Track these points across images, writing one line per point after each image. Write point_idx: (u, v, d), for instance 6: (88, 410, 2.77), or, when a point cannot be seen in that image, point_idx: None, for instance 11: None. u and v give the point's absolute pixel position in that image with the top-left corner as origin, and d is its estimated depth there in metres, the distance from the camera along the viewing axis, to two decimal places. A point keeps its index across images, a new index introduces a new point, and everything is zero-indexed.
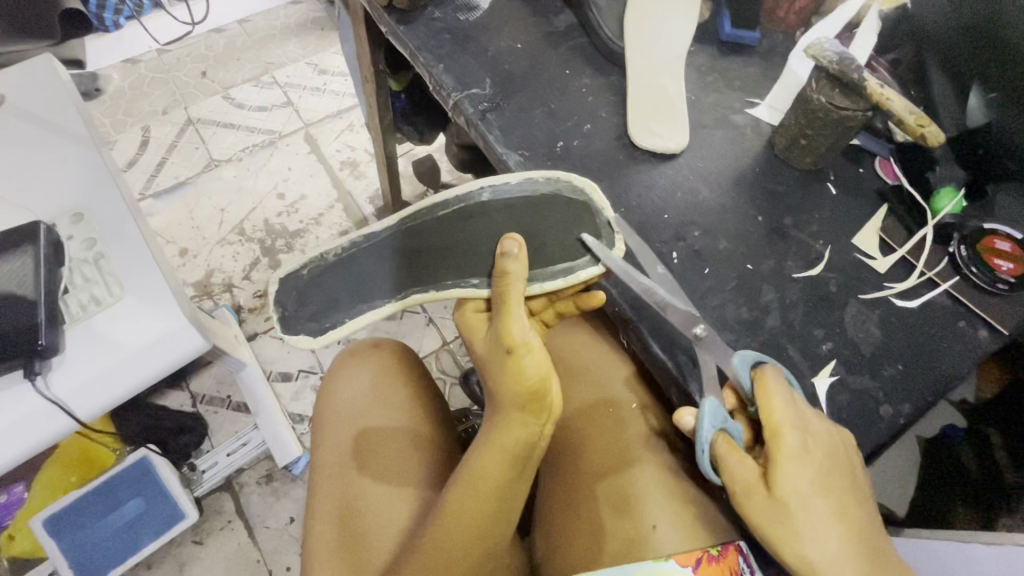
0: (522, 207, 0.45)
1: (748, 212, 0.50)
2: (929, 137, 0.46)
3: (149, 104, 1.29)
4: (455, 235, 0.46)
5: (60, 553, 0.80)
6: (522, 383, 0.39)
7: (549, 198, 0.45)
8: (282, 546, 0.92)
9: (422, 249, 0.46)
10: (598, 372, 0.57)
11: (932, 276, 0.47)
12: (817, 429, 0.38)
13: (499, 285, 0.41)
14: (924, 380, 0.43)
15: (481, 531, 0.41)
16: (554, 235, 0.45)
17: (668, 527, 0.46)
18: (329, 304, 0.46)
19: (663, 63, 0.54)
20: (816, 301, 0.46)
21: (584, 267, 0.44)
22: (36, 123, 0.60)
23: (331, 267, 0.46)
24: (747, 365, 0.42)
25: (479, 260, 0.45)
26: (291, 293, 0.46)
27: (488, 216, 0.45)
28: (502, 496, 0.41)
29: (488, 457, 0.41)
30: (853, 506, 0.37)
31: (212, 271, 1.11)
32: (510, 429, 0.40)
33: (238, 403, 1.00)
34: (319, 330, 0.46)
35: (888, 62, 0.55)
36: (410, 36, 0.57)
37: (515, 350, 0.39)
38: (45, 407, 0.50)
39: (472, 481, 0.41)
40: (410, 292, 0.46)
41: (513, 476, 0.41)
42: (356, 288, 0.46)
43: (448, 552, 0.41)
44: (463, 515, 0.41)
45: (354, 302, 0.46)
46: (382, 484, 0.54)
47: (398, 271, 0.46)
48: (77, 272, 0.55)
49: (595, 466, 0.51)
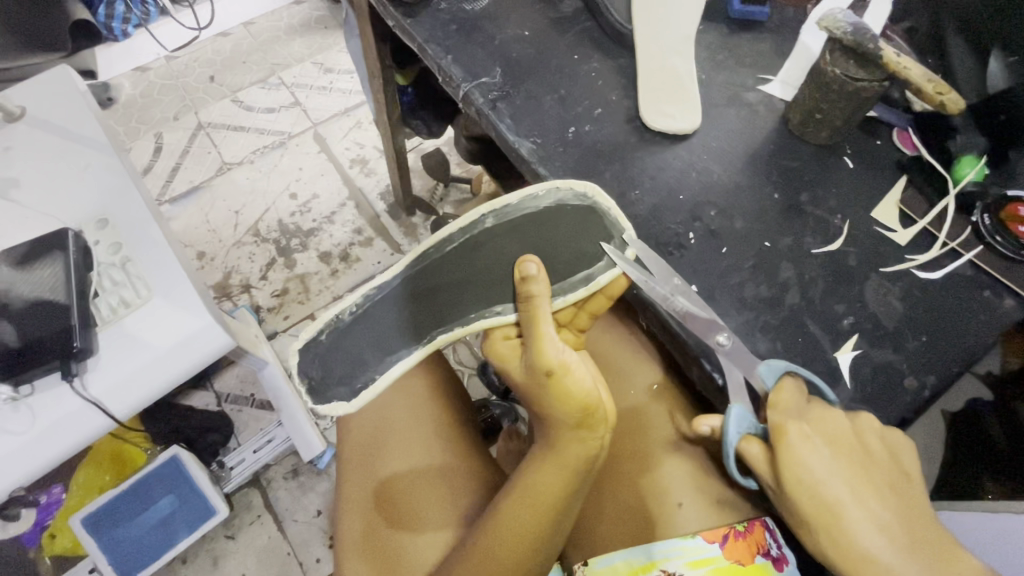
0: (526, 226, 0.44)
1: (763, 189, 0.49)
2: (948, 104, 0.44)
3: (160, 111, 1.31)
4: (469, 267, 0.44)
5: (100, 550, 0.83)
6: (569, 405, 0.39)
7: (553, 209, 0.44)
8: (312, 538, 0.94)
9: (437, 288, 0.45)
10: (625, 369, 0.56)
11: (955, 246, 0.46)
12: (830, 418, 0.38)
13: (529, 309, 0.40)
14: (948, 351, 0.43)
15: (537, 542, 0.41)
16: (566, 250, 0.44)
17: (692, 503, 0.47)
18: (357, 364, 0.46)
19: (672, 42, 0.54)
20: (836, 276, 0.46)
21: (602, 272, 0.44)
22: (57, 133, 0.61)
23: (352, 327, 0.45)
24: (774, 375, 0.41)
25: (499, 287, 0.44)
26: (315, 359, 0.46)
27: (497, 243, 0.44)
28: (560, 509, 0.41)
29: (548, 472, 0.41)
30: (881, 489, 0.36)
31: (230, 272, 1.13)
32: (567, 446, 0.40)
33: (262, 401, 1.03)
34: (353, 392, 0.46)
35: (903, 31, 0.54)
36: (418, 29, 0.57)
37: (555, 372, 0.38)
38: (83, 407, 0.52)
39: (528, 493, 0.41)
40: (433, 335, 0.46)
41: (572, 490, 0.41)
42: (379, 341, 0.46)
43: (506, 562, 0.41)
44: (522, 533, 0.40)
45: (381, 356, 0.46)
46: (420, 482, 0.55)
47: (417, 314, 0.45)
48: (104, 277, 0.56)
49: (629, 457, 0.51)
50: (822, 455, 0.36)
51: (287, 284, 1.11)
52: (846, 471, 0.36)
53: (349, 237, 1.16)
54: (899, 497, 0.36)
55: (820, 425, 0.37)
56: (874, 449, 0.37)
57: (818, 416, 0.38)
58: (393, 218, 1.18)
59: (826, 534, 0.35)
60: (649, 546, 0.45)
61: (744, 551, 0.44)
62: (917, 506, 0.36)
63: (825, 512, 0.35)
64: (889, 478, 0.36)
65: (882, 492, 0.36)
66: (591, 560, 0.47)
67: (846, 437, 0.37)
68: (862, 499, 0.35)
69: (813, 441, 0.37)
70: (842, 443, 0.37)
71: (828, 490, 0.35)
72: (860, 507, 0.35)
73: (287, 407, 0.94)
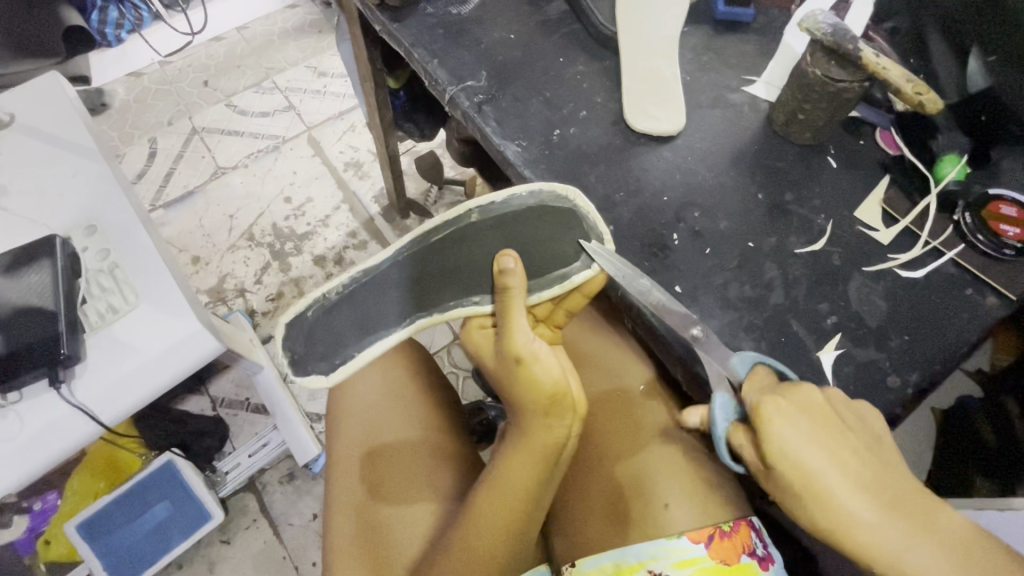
0: (509, 223, 0.44)
1: (748, 190, 0.50)
2: (926, 104, 0.44)
3: (154, 116, 1.31)
4: (451, 258, 0.45)
5: (95, 556, 0.83)
6: (537, 392, 0.39)
7: (536, 209, 0.44)
8: (307, 542, 0.94)
9: (420, 276, 0.45)
10: (609, 365, 0.57)
11: (937, 245, 0.47)
12: (801, 390, 0.37)
13: (504, 300, 0.41)
14: (931, 349, 0.43)
15: (512, 530, 0.41)
16: (545, 248, 0.44)
17: (677, 503, 0.47)
18: (337, 342, 0.46)
19: (657, 44, 0.54)
20: (820, 275, 0.46)
21: (578, 272, 0.44)
22: (46, 141, 0.61)
23: (337, 306, 0.45)
24: (746, 365, 0.41)
25: (480, 278, 0.45)
26: (299, 334, 0.46)
27: (480, 237, 0.44)
28: (533, 500, 0.41)
29: (521, 461, 0.41)
30: (858, 451, 0.35)
31: (225, 277, 1.13)
32: (536, 433, 0.41)
33: (256, 405, 1.03)
34: (332, 367, 0.46)
35: (886, 31, 0.54)
36: (404, 33, 0.57)
37: (524, 360, 0.39)
38: (71, 413, 0.52)
39: (501, 482, 0.41)
40: (415, 318, 0.46)
41: (545, 478, 0.41)
42: (361, 323, 0.46)
43: (481, 550, 0.41)
44: (495, 520, 0.41)
45: (361, 336, 0.46)
46: (403, 477, 0.55)
47: (400, 300, 0.45)
48: (93, 283, 0.56)
49: (610, 451, 0.51)
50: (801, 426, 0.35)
51: (281, 287, 1.12)
52: (825, 438, 0.35)
53: (343, 241, 1.16)
54: (877, 457, 0.35)
55: (795, 399, 0.37)
56: (845, 415, 0.36)
57: (792, 390, 0.37)
58: (387, 220, 1.18)
59: (810, 501, 0.34)
60: (633, 547, 0.45)
61: (730, 550, 0.44)
62: (893, 465, 0.35)
63: (809, 480, 0.34)
64: (864, 441, 0.35)
65: (860, 454, 0.35)
66: (578, 562, 0.47)
67: (819, 407, 0.36)
68: (843, 462, 0.34)
69: (790, 414, 0.36)
70: (818, 412, 0.36)
71: (808, 458, 0.34)
72: (840, 469, 0.34)
73: (281, 410, 0.94)
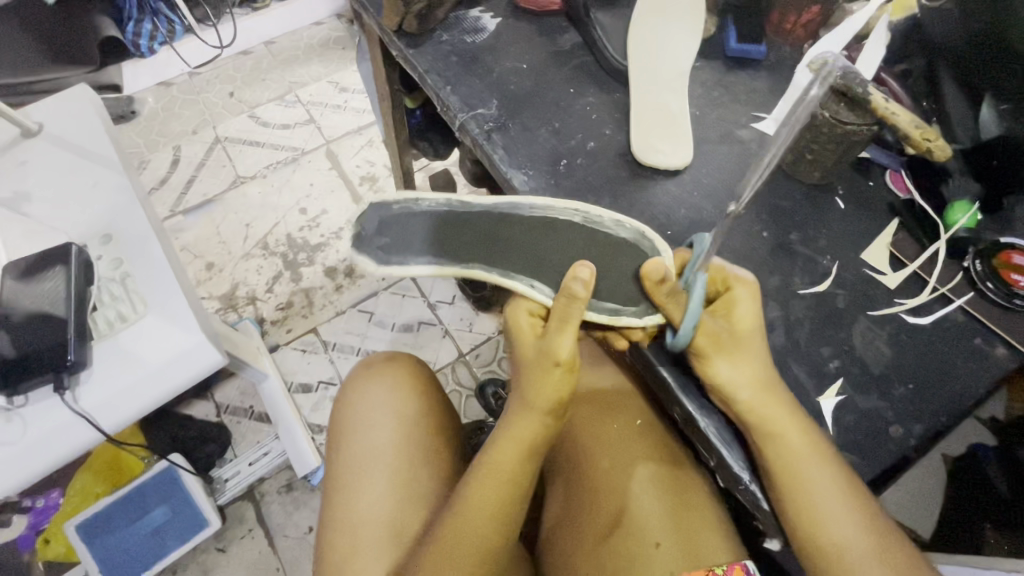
0: (602, 243, 0.45)
1: (753, 227, 0.49)
2: (936, 152, 0.44)
3: (181, 125, 1.35)
4: (532, 239, 0.45)
5: (91, 559, 0.83)
6: (540, 391, 0.43)
7: (628, 244, 0.45)
8: (302, 555, 0.94)
9: (492, 232, 0.46)
10: (609, 398, 0.56)
11: (945, 292, 0.46)
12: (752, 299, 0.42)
13: (563, 303, 0.41)
14: (936, 399, 0.42)
15: (498, 514, 0.43)
16: (615, 280, 0.44)
17: (669, 543, 0.46)
18: (402, 244, 0.46)
19: (666, 79, 0.55)
20: (824, 318, 0.45)
21: (630, 316, 0.43)
22: (70, 150, 0.63)
23: (422, 214, 0.46)
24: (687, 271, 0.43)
25: (547, 267, 0.45)
26: (376, 217, 0.46)
27: (566, 239, 0.45)
28: (516, 485, 0.44)
29: (508, 444, 0.44)
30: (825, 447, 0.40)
31: (237, 285, 1.14)
32: (524, 420, 0.44)
33: (260, 414, 1.03)
34: (384, 261, 0.46)
35: (898, 73, 0.54)
36: (419, 59, 0.58)
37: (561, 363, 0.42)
38: (73, 420, 0.53)
39: (491, 467, 0.44)
40: (473, 265, 0.46)
41: (526, 467, 0.44)
42: (430, 239, 0.46)
43: (469, 538, 0.43)
44: (483, 504, 0.43)
45: (424, 249, 0.46)
46: (398, 482, 0.56)
47: (468, 242, 0.46)
48: (104, 292, 0.57)
49: (600, 474, 0.52)
50: (746, 309, 0.41)
51: (291, 297, 1.13)
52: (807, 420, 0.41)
53: None
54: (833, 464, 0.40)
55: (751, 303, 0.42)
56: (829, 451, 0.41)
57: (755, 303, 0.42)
58: None
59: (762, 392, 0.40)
60: None
61: None
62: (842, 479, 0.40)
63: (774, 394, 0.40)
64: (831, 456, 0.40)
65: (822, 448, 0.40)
66: None
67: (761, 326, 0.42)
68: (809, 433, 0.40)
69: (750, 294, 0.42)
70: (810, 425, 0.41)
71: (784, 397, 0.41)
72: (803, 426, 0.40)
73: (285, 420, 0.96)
